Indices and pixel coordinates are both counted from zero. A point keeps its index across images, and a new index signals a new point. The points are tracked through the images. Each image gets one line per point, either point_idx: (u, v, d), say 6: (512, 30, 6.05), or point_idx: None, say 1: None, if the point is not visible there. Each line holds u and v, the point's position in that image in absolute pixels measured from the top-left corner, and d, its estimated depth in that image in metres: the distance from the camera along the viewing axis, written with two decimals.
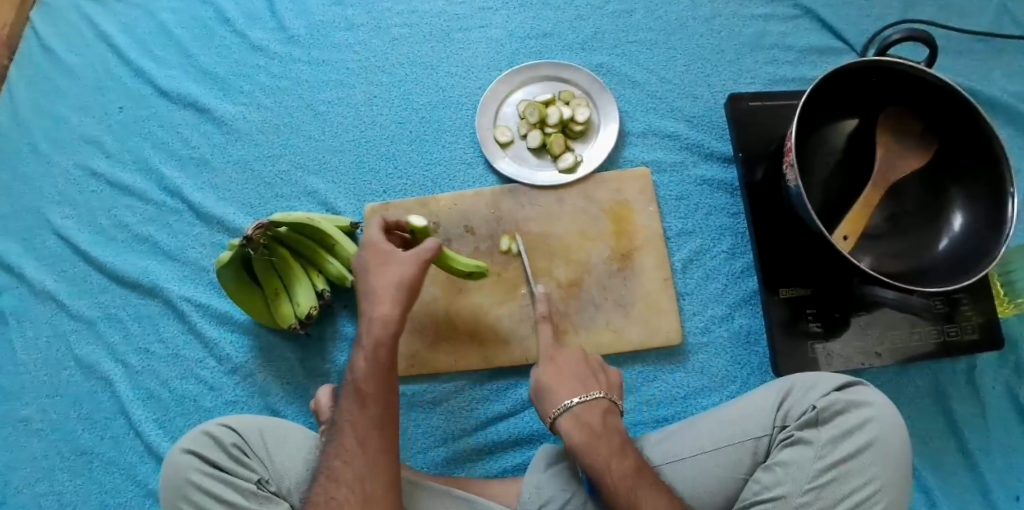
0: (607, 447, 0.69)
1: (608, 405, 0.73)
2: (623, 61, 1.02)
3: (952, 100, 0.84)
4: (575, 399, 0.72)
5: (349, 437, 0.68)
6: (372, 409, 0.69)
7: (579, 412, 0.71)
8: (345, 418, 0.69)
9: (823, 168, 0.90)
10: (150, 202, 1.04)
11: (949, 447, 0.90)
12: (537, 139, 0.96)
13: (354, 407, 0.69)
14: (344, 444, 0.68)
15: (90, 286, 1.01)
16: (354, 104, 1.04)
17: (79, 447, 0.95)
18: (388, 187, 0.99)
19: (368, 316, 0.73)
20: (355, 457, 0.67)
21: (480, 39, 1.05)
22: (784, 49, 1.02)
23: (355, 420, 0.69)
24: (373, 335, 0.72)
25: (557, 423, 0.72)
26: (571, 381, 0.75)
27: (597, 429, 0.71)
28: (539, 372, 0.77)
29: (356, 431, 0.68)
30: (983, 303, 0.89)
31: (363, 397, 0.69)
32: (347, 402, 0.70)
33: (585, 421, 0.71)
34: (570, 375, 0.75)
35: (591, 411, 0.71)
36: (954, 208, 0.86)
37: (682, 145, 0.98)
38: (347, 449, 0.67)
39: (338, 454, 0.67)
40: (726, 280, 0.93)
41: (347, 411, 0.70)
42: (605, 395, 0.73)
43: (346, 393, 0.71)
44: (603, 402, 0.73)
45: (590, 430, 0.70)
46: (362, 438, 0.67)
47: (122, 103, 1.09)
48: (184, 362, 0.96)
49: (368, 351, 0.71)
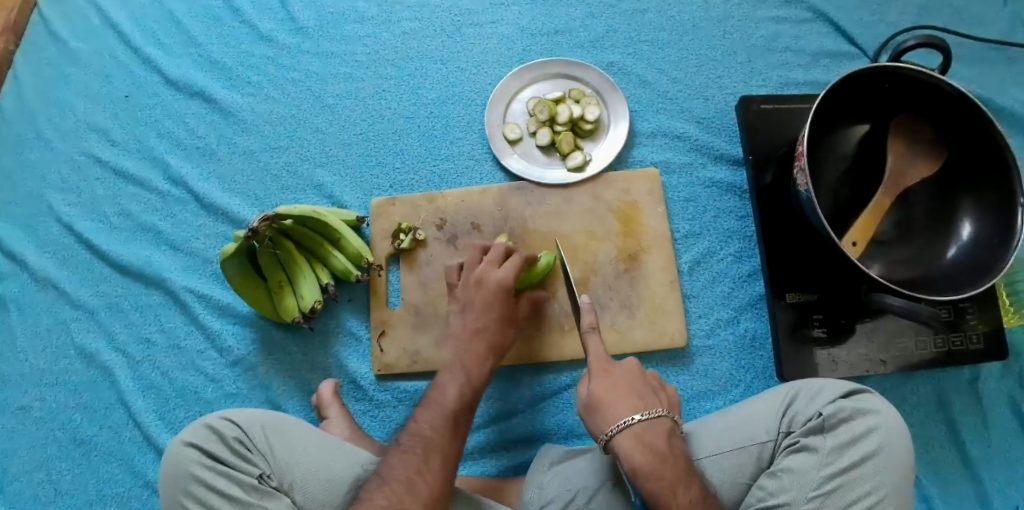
0: (675, 473, 0.68)
1: (670, 425, 0.72)
2: (634, 60, 1.02)
3: (965, 108, 0.84)
4: (636, 417, 0.70)
5: (436, 453, 0.68)
6: (455, 436, 0.71)
7: (641, 432, 0.70)
8: (429, 431, 0.70)
9: (833, 173, 0.90)
10: (155, 191, 1.03)
11: (951, 455, 0.90)
12: (546, 136, 0.95)
13: (439, 425, 0.71)
14: (425, 455, 0.68)
15: (92, 274, 1.00)
16: (362, 97, 1.03)
17: (78, 436, 0.94)
18: (395, 182, 0.99)
19: (460, 346, 0.79)
20: (432, 473, 0.67)
21: (490, 34, 1.04)
22: (796, 52, 1.01)
23: (439, 438, 0.70)
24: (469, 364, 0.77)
25: (613, 441, 0.70)
26: (628, 396, 0.73)
27: (663, 452, 0.69)
28: (591, 385, 0.75)
29: (438, 447, 0.69)
30: (989, 312, 0.89)
31: (448, 418, 0.72)
32: (429, 416, 0.72)
33: (648, 442, 0.70)
34: (625, 392, 0.74)
35: (654, 432, 0.70)
36: (964, 217, 0.86)
37: (692, 146, 0.98)
38: (429, 462, 0.68)
39: (420, 464, 0.67)
40: (733, 283, 0.92)
41: (428, 425, 0.71)
42: (667, 413, 0.72)
43: (431, 407, 0.73)
44: (666, 423, 0.72)
45: (654, 453, 0.69)
46: (442, 456, 0.69)
47: (128, 91, 1.08)
48: (186, 353, 0.96)
49: (461, 378, 0.76)
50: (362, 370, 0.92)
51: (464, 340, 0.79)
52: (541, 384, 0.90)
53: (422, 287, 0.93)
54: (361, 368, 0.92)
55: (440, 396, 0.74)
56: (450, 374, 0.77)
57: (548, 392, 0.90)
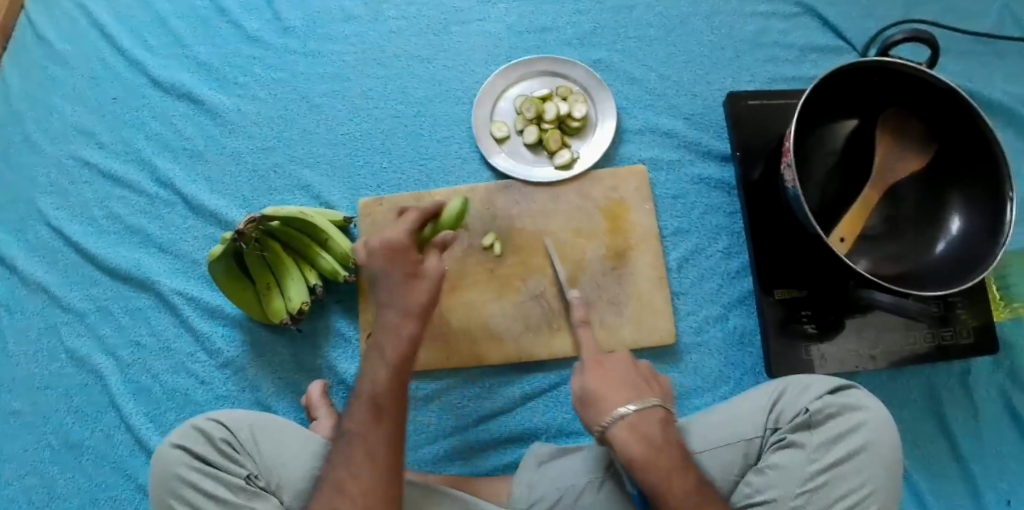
0: (670, 461, 0.67)
1: (663, 413, 0.70)
2: (622, 57, 1.01)
3: (954, 102, 0.83)
4: (631, 407, 0.69)
5: (361, 451, 0.65)
6: (386, 422, 0.66)
7: (634, 421, 0.68)
8: (354, 427, 0.67)
9: (821, 169, 0.89)
10: (143, 194, 1.03)
11: (941, 450, 0.89)
12: (533, 134, 0.95)
13: (367, 417, 0.67)
14: (352, 459, 0.65)
15: (82, 277, 1.00)
16: (349, 97, 1.03)
17: (69, 439, 0.94)
18: (383, 181, 0.98)
19: (382, 326, 0.71)
20: (362, 476, 0.64)
21: (477, 33, 1.04)
22: (784, 47, 1.00)
23: (363, 433, 0.66)
24: (384, 346, 0.70)
25: (609, 433, 0.69)
26: (620, 388, 0.71)
27: (659, 442, 0.68)
28: (582, 378, 0.73)
29: (363, 445, 0.65)
30: (979, 306, 0.88)
31: (381, 406, 0.67)
32: (358, 409, 0.68)
33: (644, 430, 0.68)
34: (619, 380, 0.72)
35: (649, 422, 0.69)
36: (952, 212, 0.86)
37: (680, 143, 0.97)
38: (354, 467, 0.64)
39: (347, 469, 0.64)
40: (722, 280, 0.92)
41: (353, 421, 0.67)
42: (659, 402, 0.71)
43: (356, 403, 0.68)
44: (658, 411, 0.70)
45: (652, 443, 0.67)
46: (367, 453, 0.65)
47: (115, 93, 1.08)
48: (176, 355, 0.96)
49: (381, 363, 0.70)
50: (351, 370, 0.92)
51: (389, 324, 0.71)
52: (530, 382, 0.90)
53: None
54: (349, 368, 0.92)
55: (364, 387, 0.69)
56: (372, 361, 0.70)
57: (537, 391, 0.90)
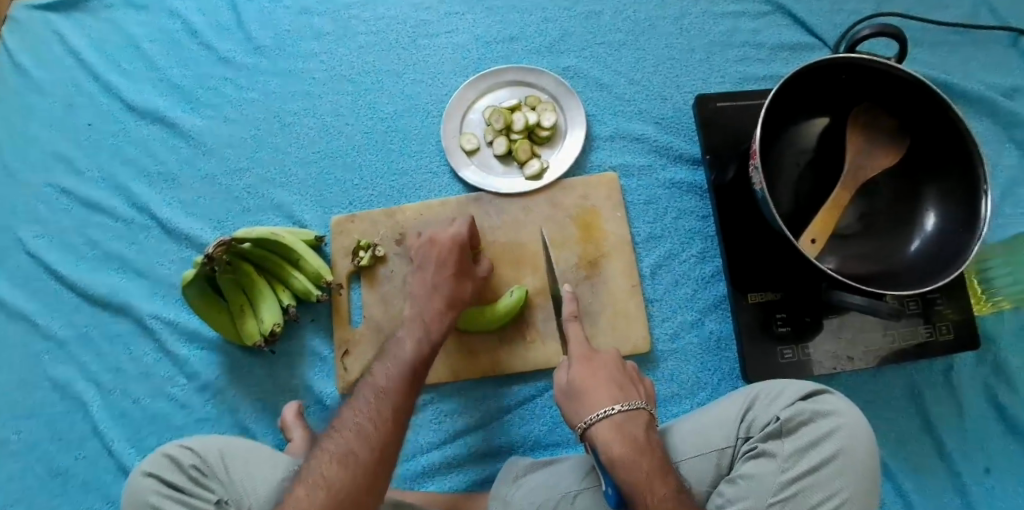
0: (651, 464, 0.67)
1: (648, 417, 0.72)
2: (590, 64, 1.01)
3: (925, 96, 0.82)
4: (615, 407, 0.71)
5: (386, 401, 0.68)
6: (413, 385, 0.71)
7: (621, 421, 0.71)
8: (385, 377, 0.71)
9: (793, 169, 0.88)
10: (120, 219, 1.03)
11: (926, 449, 0.88)
12: (502, 145, 0.95)
13: (401, 374, 0.71)
14: (376, 405, 0.68)
15: (62, 305, 1.01)
16: (320, 114, 1.03)
17: (54, 467, 0.95)
18: (354, 198, 0.98)
19: (423, 305, 0.79)
20: (383, 423, 0.67)
21: (445, 45, 1.03)
22: (754, 47, 0.99)
23: (392, 385, 0.70)
24: (426, 316, 0.78)
25: (592, 430, 0.71)
26: (608, 388, 0.74)
27: (642, 444, 0.69)
28: (570, 372, 0.77)
29: (388, 393, 0.69)
30: (959, 302, 0.87)
31: (411, 366, 0.72)
32: (390, 364, 0.72)
33: (627, 431, 0.70)
34: (604, 381, 0.75)
35: (633, 423, 0.71)
36: (927, 208, 0.85)
37: (650, 148, 0.96)
38: (379, 412, 0.67)
39: (369, 415, 0.67)
40: (696, 285, 0.91)
41: (385, 372, 0.71)
42: (645, 406, 0.73)
43: (389, 359, 0.73)
44: (644, 414, 0.72)
45: (633, 443, 0.69)
46: (389, 403, 0.68)
47: (91, 119, 1.09)
48: (156, 380, 0.97)
49: (419, 331, 0.76)
50: (328, 389, 0.92)
51: (423, 297, 0.79)
52: (506, 395, 0.90)
53: (384, 303, 0.93)
54: (326, 387, 0.92)
55: (397, 351, 0.74)
56: (408, 326, 0.77)
57: (512, 403, 0.89)
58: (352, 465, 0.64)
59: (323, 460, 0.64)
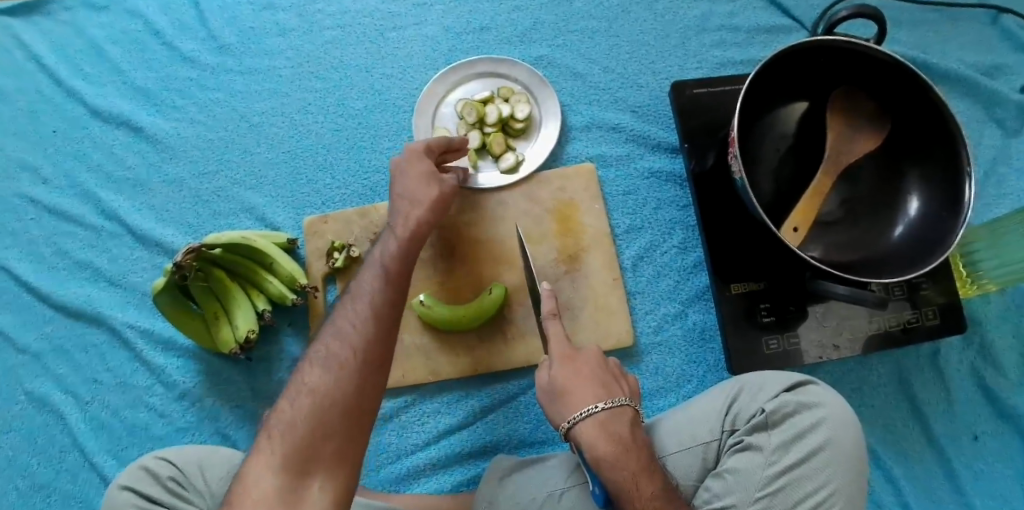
0: (637, 463, 0.67)
1: (633, 414, 0.71)
2: (564, 52, 0.98)
3: (905, 77, 0.80)
4: (599, 405, 0.69)
5: (360, 322, 0.62)
6: (394, 300, 0.65)
7: (606, 419, 0.69)
8: (359, 297, 0.65)
9: (773, 155, 0.86)
10: (90, 227, 1.01)
11: (914, 434, 0.87)
12: (477, 139, 0.92)
13: (378, 286, 0.65)
14: (352, 328, 0.62)
15: (32, 317, 0.99)
16: (289, 113, 1.00)
17: (34, 482, 0.93)
18: (328, 199, 0.96)
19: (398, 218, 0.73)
20: (360, 348, 0.61)
21: (414, 37, 1.01)
22: (731, 30, 0.97)
23: (368, 304, 0.64)
24: (404, 241, 0.71)
25: (576, 430, 0.69)
26: (591, 386, 0.72)
27: (628, 442, 0.68)
28: (551, 372, 0.73)
29: (364, 316, 0.63)
30: (944, 284, 0.86)
31: (389, 281, 0.66)
32: (369, 281, 0.66)
33: (613, 431, 0.69)
34: (587, 379, 0.72)
35: (619, 421, 0.70)
36: (909, 191, 0.83)
37: (628, 137, 0.94)
38: (353, 337, 0.61)
39: (344, 339, 0.61)
40: (678, 276, 0.90)
41: (360, 291, 0.65)
42: (629, 401, 0.71)
43: (367, 269, 0.68)
44: (628, 411, 0.71)
45: (619, 442, 0.68)
46: (364, 323, 0.62)
47: (54, 125, 1.06)
48: (133, 391, 0.95)
49: (400, 240, 0.71)
50: None
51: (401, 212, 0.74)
52: (488, 394, 0.89)
53: None
54: None
55: (377, 259, 0.69)
56: (389, 239, 0.72)
57: (495, 402, 0.88)
58: (327, 396, 0.58)
59: (297, 391, 0.59)
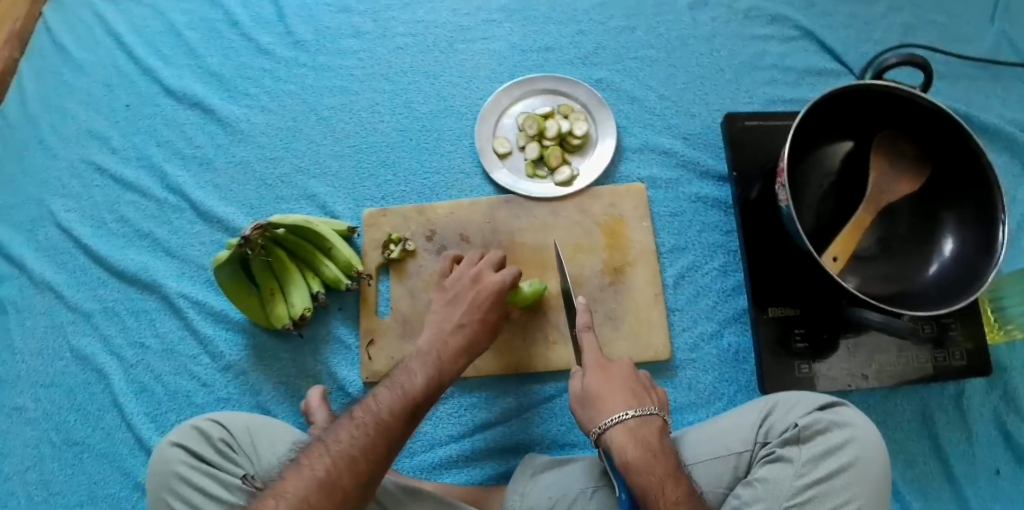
0: (665, 469, 0.68)
1: (661, 424, 0.73)
2: (623, 77, 1.04)
3: (947, 126, 0.85)
4: (629, 412, 0.72)
5: (364, 446, 0.65)
6: (403, 427, 0.69)
7: (634, 426, 0.71)
8: (370, 415, 0.68)
9: (817, 190, 0.91)
10: (152, 199, 1.05)
11: (934, 471, 0.89)
12: (535, 151, 0.98)
13: (395, 409, 0.69)
14: (354, 442, 0.65)
15: (89, 279, 1.03)
16: (356, 110, 1.06)
17: (72, 437, 0.96)
18: (387, 193, 1.01)
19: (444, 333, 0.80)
20: (353, 476, 0.63)
21: (482, 50, 1.06)
22: (782, 70, 1.03)
23: (377, 427, 0.67)
24: (443, 358, 0.77)
25: (607, 435, 0.71)
26: (623, 393, 0.75)
27: (656, 448, 0.70)
28: (584, 381, 0.77)
29: (369, 438, 0.66)
30: (973, 328, 0.89)
31: (404, 407, 0.70)
32: (387, 399, 0.70)
33: (642, 436, 0.70)
34: (620, 389, 0.75)
35: (647, 428, 0.71)
36: (945, 233, 0.87)
37: (678, 162, 0.99)
38: (352, 461, 0.64)
39: (343, 460, 0.63)
40: (717, 297, 0.93)
41: (372, 409, 0.68)
42: (657, 412, 0.73)
43: (392, 388, 0.72)
44: (656, 420, 0.72)
45: (646, 447, 0.69)
46: (369, 447, 0.65)
47: (128, 100, 1.11)
48: (179, 358, 0.98)
49: (431, 371, 0.75)
50: (351, 377, 0.93)
51: (445, 333, 0.80)
52: (526, 394, 0.92)
53: (410, 296, 0.95)
54: (349, 375, 0.93)
55: (405, 383, 0.72)
56: (422, 365, 0.76)
57: (532, 402, 0.91)
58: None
59: (276, 497, 0.60)
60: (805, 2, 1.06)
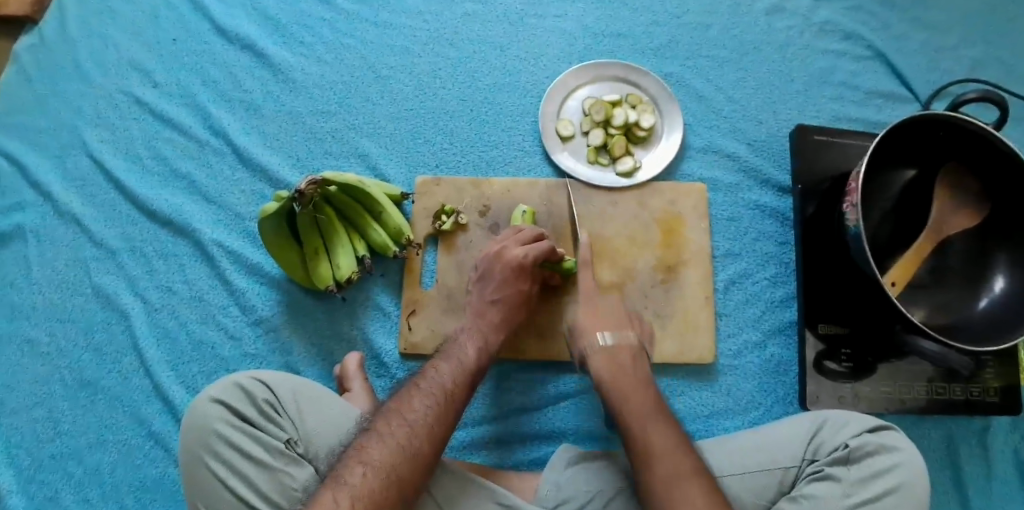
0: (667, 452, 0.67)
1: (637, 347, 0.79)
2: (693, 74, 1.02)
3: (1014, 167, 0.85)
4: (607, 337, 0.78)
5: (438, 415, 0.67)
6: (466, 397, 0.71)
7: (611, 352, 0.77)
8: (438, 387, 0.70)
9: (877, 214, 0.91)
10: (192, 138, 1.00)
11: (953, 503, 0.90)
12: (599, 137, 0.96)
13: (458, 381, 0.71)
14: (427, 414, 0.66)
15: (118, 215, 0.98)
16: (416, 72, 1.02)
17: (85, 377, 0.91)
18: (441, 162, 0.98)
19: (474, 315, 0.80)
20: (432, 443, 0.65)
21: (553, 28, 1.03)
22: (851, 88, 1.02)
23: (445, 399, 0.69)
24: (487, 333, 0.78)
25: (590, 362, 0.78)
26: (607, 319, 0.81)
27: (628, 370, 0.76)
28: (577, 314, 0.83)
29: (441, 409, 0.68)
30: (1009, 368, 0.90)
31: (463, 378, 0.73)
32: (450, 372, 0.72)
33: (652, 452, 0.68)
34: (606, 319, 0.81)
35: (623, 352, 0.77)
36: (998, 272, 0.88)
37: (740, 167, 0.98)
38: (430, 431, 0.65)
39: (422, 429, 0.65)
40: (765, 307, 0.93)
41: (438, 381, 0.70)
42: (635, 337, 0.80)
43: (448, 360, 0.74)
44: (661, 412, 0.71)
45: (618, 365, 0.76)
46: (442, 417, 0.67)
47: (174, 33, 1.05)
48: (207, 307, 0.93)
49: (479, 344, 0.77)
50: (388, 346, 0.91)
51: (478, 311, 0.80)
52: (566, 382, 0.90)
53: (457, 270, 0.92)
54: (386, 344, 0.91)
55: (459, 355, 0.75)
56: (469, 337, 0.77)
57: (572, 391, 0.90)
58: (393, 485, 0.61)
59: (363, 465, 0.61)
60: (881, 22, 1.05)
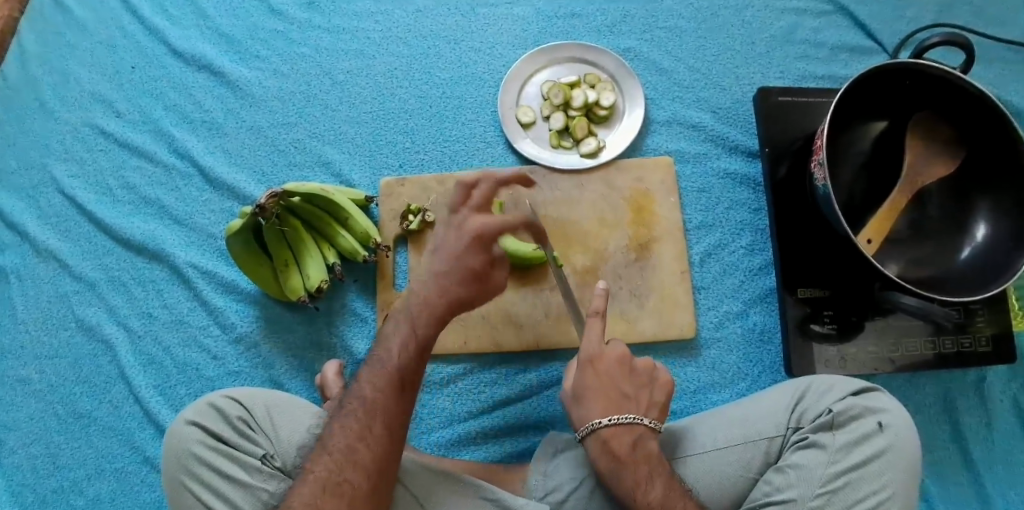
0: (636, 477, 0.67)
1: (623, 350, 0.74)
2: (652, 47, 1.00)
3: (985, 109, 0.82)
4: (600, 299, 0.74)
5: (358, 437, 0.63)
6: (394, 404, 0.66)
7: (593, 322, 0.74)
8: (358, 404, 0.65)
9: (850, 170, 0.89)
10: (159, 164, 1.00)
11: (954, 457, 0.89)
12: (560, 121, 0.95)
13: (377, 390, 0.66)
14: (350, 439, 0.63)
15: (94, 247, 0.98)
16: (374, 74, 1.01)
17: (76, 410, 0.92)
18: (405, 162, 0.97)
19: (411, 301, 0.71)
20: (356, 468, 0.62)
21: (505, 15, 1.02)
22: (815, 45, 1.00)
23: (367, 415, 0.64)
24: (416, 317, 0.70)
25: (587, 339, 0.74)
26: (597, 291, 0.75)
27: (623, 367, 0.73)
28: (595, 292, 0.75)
29: (363, 429, 0.64)
30: (999, 314, 0.87)
31: (389, 384, 0.67)
32: (371, 382, 0.66)
33: (611, 448, 0.69)
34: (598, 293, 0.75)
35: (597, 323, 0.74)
36: (978, 218, 0.85)
37: (707, 137, 0.96)
38: (352, 457, 0.62)
39: (342, 457, 0.62)
40: (743, 276, 0.91)
41: (358, 398, 0.66)
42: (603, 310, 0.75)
43: (371, 369, 0.68)
44: (638, 428, 0.70)
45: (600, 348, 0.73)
46: (366, 436, 0.63)
47: (133, 61, 1.06)
48: (188, 329, 0.93)
49: (405, 333, 0.69)
50: (367, 351, 0.91)
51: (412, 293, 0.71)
52: (547, 370, 0.89)
53: None
54: (365, 349, 0.91)
55: (383, 357, 0.68)
56: (395, 326, 0.70)
57: (554, 378, 0.89)
58: None
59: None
60: None
